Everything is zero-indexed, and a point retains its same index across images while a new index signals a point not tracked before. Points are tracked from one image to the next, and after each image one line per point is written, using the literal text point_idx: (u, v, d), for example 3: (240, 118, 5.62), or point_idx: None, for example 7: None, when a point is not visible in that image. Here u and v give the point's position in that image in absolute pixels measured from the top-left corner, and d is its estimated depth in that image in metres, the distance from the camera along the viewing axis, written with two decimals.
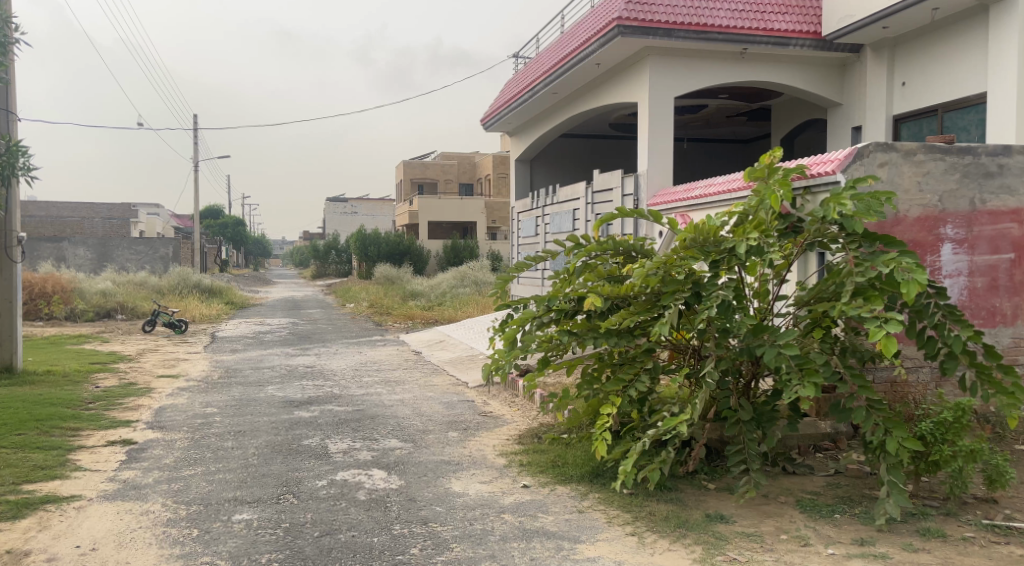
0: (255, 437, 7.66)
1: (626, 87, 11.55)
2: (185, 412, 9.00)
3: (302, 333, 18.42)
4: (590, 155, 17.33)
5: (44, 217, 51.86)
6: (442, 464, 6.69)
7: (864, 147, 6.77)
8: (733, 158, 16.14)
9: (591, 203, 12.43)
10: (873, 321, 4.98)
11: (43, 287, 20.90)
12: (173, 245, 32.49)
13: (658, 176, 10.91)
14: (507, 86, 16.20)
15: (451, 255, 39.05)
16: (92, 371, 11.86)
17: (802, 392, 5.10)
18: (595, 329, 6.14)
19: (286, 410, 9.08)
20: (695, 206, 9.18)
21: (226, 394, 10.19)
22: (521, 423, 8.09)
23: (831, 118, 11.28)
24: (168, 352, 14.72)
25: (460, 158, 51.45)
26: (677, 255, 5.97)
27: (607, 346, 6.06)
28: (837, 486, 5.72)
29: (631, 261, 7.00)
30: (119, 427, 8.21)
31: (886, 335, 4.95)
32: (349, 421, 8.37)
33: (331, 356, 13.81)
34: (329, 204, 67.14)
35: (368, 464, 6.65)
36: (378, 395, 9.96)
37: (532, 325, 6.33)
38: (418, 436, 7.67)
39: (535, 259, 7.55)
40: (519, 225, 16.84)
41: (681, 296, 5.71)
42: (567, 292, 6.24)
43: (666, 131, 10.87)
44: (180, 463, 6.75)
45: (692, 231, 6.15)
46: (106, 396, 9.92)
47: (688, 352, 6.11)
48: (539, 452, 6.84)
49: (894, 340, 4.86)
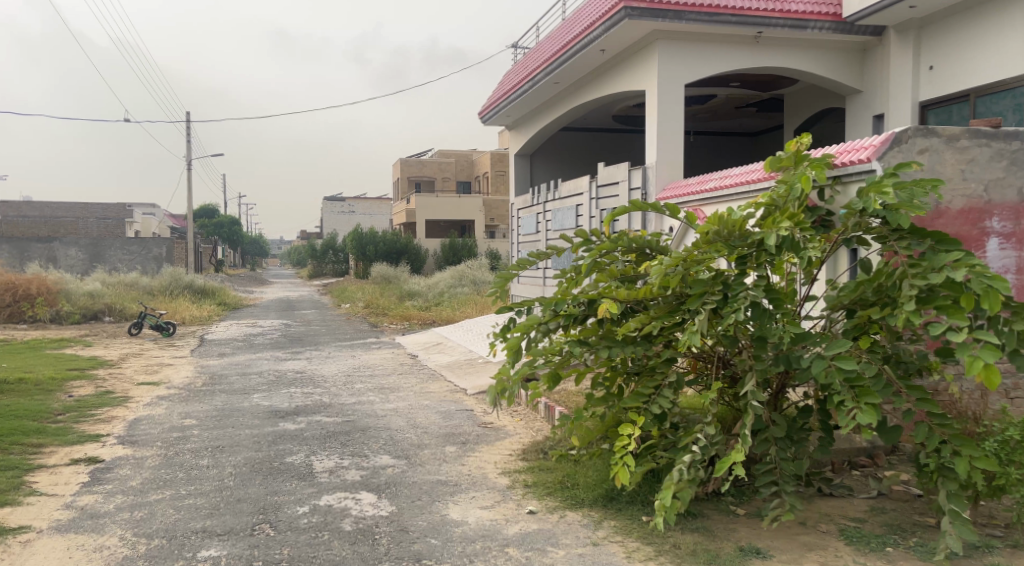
0: (234, 454, 7.00)
1: (632, 74, 10.91)
2: (161, 424, 8.34)
3: (295, 335, 17.75)
4: (593, 147, 16.73)
5: (37, 217, 51.12)
6: (438, 485, 6.04)
7: (903, 131, 6.12)
8: (741, 151, 15.50)
9: (595, 198, 11.79)
10: (969, 348, 4.45)
11: (28, 288, 20.19)
12: (167, 245, 31.82)
13: (668, 168, 10.28)
14: (506, 78, 15.58)
15: (450, 253, 38.31)
16: (68, 378, 11.20)
17: (861, 416, 4.44)
18: (612, 336, 5.53)
19: (271, 421, 8.42)
20: (710, 200, 8.59)
21: (208, 404, 9.54)
22: (525, 436, 7.45)
23: (851, 106, 10.62)
24: (152, 357, 14.06)
25: (458, 156, 50.79)
26: (700, 252, 5.33)
27: (623, 356, 5.46)
28: (882, 512, 5.07)
29: (647, 259, 6.46)
30: (87, 444, 7.54)
31: (988, 366, 4.42)
32: (338, 434, 7.71)
33: (323, 360, 13.16)
34: (326, 204, 66.42)
35: (356, 486, 6.00)
36: (370, 404, 9.29)
37: (538, 333, 5.68)
38: (412, 452, 7.01)
39: (537, 257, 6.88)
40: (518, 223, 16.20)
41: (708, 300, 5.08)
42: (577, 296, 5.59)
43: (676, 121, 10.21)
44: (148, 486, 6.10)
45: (716, 222, 5.39)
46: (79, 406, 9.25)
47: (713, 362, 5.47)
48: (545, 471, 6.20)
49: (1000, 372, 4.32)
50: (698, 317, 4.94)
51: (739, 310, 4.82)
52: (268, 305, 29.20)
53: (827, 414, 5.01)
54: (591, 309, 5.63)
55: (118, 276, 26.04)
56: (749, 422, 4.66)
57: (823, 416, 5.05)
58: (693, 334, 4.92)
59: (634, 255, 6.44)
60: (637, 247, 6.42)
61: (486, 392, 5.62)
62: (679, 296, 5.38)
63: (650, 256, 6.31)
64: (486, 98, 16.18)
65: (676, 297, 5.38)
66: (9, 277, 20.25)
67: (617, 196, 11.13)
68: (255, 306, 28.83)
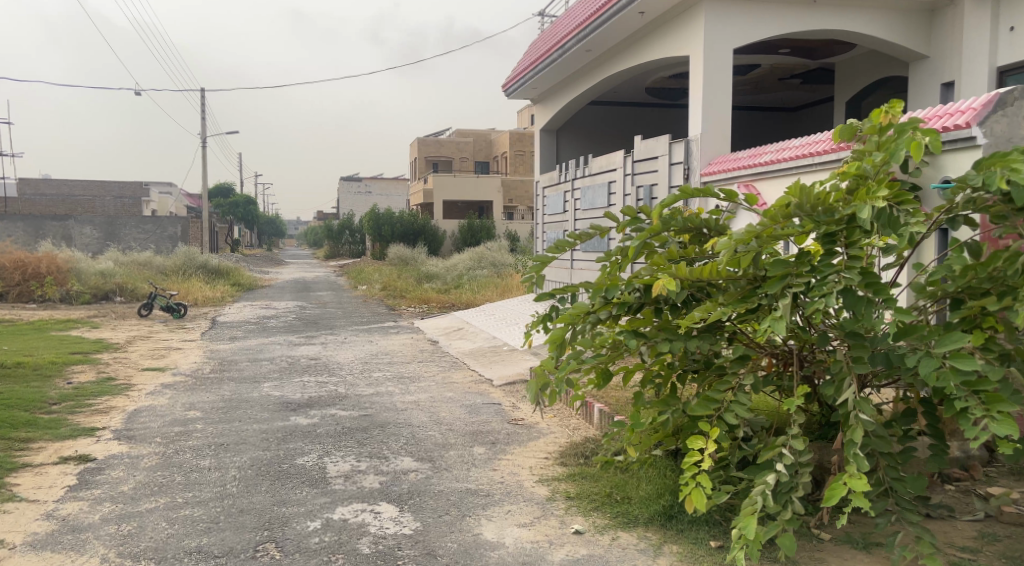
0: (240, 454, 6.29)
1: (674, 39, 10.09)
2: (162, 417, 7.66)
3: (309, 317, 17.07)
4: (624, 122, 15.86)
5: (54, 195, 50.98)
6: (467, 495, 5.30)
7: (1008, 92, 5.24)
8: (780, 129, 14.63)
9: (630, 174, 10.97)
10: None
11: (37, 267, 19.68)
12: (182, 224, 31.34)
13: (713, 141, 9.44)
14: (531, 48, 14.71)
15: (468, 235, 37.44)
16: (69, 363, 10.57)
17: (996, 429, 3.60)
18: (673, 328, 4.73)
19: (281, 414, 7.72)
20: (768, 174, 7.82)
21: (214, 393, 8.85)
22: (561, 436, 6.74)
23: (916, 74, 9.77)
24: (160, 340, 13.41)
25: (475, 136, 50.06)
26: (778, 227, 4.40)
27: (684, 352, 4.67)
28: (995, 540, 4.36)
29: (703, 241, 5.70)
30: (79, 438, 6.87)
31: None
32: (354, 431, 6.99)
33: (339, 346, 12.46)
34: (342, 184, 65.77)
35: (374, 495, 5.29)
36: (389, 396, 8.56)
37: (585, 324, 4.89)
38: (436, 455, 6.26)
39: (579, 239, 6.05)
40: (543, 201, 15.37)
41: (790, 283, 4.17)
42: (631, 282, 4.76)
43: (724, 88, 9.39)
44: (140, 492, 5.40)
45: (796, 194, 4.36)
46: (76, 395, 8.59)
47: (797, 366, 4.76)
48: (589, 480, 5.47)
49: None
50: (781, 307, 4.04)
51: (831, 298, 3.92)
52: (282, 286, 28.57)
53: (935, 417, 4.27)
54: (647, 296, 4.80)
55: (131, 255, 25.50)
56: (856, 439, 3.85)
57: (929, 417, 4.30)
58: (777, 322, 4.02)
59: (688, 236, 5.68)
60: (691, 227, 5.65)
61: (527, 391, 4.83)
62: (751, 281, 4.51)
63: (707, 239, 5.55)
64: (510, 70, 15.30)
65: (749, 280, 4.49)
66: (18, 255, 19.74)
67: (655, 171, 10.30)
68: (270, 287, 28.22)
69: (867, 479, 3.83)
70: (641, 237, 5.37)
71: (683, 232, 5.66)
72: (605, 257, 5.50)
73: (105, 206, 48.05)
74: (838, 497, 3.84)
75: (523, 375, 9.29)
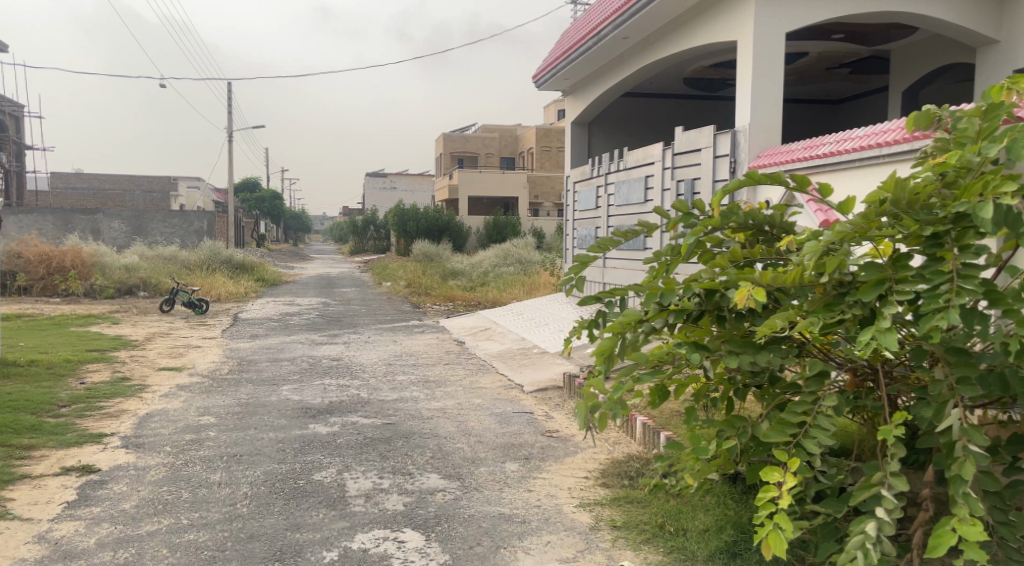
0: (253, 467, 5.82)
1: (720, 24, 9.48)
2: (174, 423, 7.20)
3: (333, 315, 16.63)
4: (660, 115, 15.26)
5: (83, 189, 51.27)
6: (501, 522, 4.78)
7: None
8: (825, 123, 13.95)
9: (671, 168, 10.39)
10: None
11: (62, 261, 19.50)
12: (208, 218, 31.15)
13: (762, 133, 8.83)
14: (563, 37, 14.14)
15: (494, 231, 36.86)
16: (84, 361, 10.17)
17: None
18: (741, 341, 4.21)
19: (299, 421, 7.25)
20: (829, 166, 7.20)
21: (231, 396, 8.39)
22: (599, 452, 6.19)
23: (982, 62, 9.11)
24: (179, 337, 13.01)
25: (502, 132, 49.56)
26: (870, 228, 3.86)
27: (753, 367, 4.15)
28: None
29: (764, 241, 5.13)
30: (84, 446, 6.42)
31: None
32: (377, 442, 6.50)
33: (362, 346, 12.00)
34: (368, 179, 65.53)
35: (398, 520, 4.78)
36: (413, 402, 8.04)
37: (640, 333, 4.40)
38: (464, 471, 5.74)
39: (625, 237, 5.45)
40: (575, 197, 14.81)
41: (892, 293, 3.66)
42: (691, 286, 4.27)
43: (775, 76, 8.77)
44: (142, 511, 4.92)
45: (892, 190, 3.85)
46: (88, 396, 8.18)
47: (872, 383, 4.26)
48: (637, 507, 4.95)
49: None
50: (886, 317, 3.52)
51: (951, 314, 3.38)
52: (306, 282, 28.26)
53: None
54: (712, 303, 4.29)
55: (156, 250, 25.30)
56: (966, 476, 3.28)
57: None
58: (884, 334, 3.51)
59: (747, 235, 5.10)
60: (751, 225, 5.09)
61: (575, 413, 4.26)
62: (836, 287, 4.01)
63: (770, 238, 4.99)
64: (542, 60, 14.75)
65: (834, 285, 3.98)
66: (42, 248, 19.53)
67: (699, 165, 9.71)
68: (294, 283, 27.91)
69: (982, 525, 3.20)
70: (697, 231, 4.81)
71: (736, 231, 5.12)
72: (651, 257, 4.95)
73: (134, 199, 48.16)
74: (946, 547, 3.19)
75: (556, 381, 8.73)
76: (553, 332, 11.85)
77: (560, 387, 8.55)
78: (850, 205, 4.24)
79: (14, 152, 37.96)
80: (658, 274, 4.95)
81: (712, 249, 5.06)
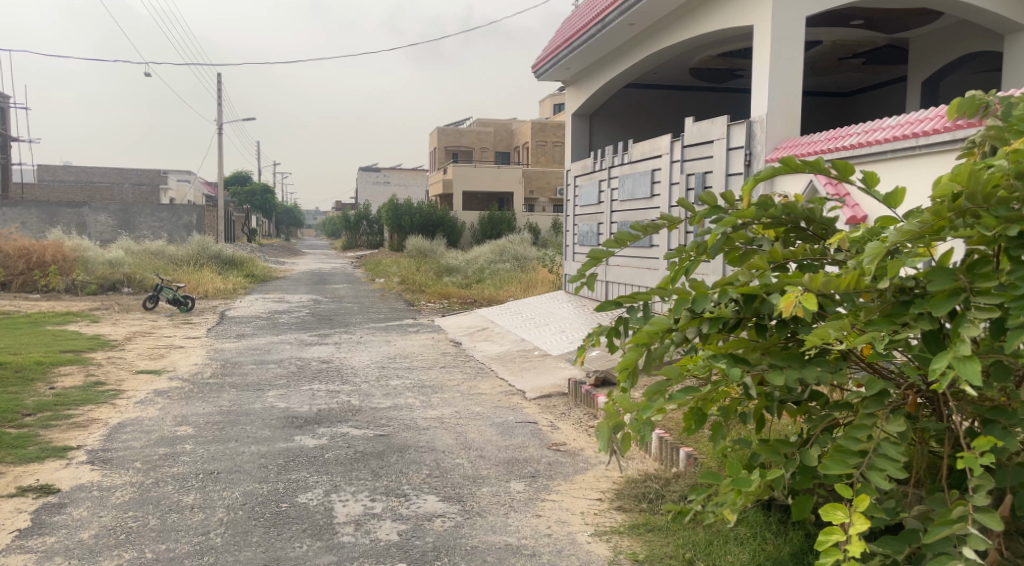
0: (230, 487, 5.26)
1: (735, 8, 8.95)
2: (148, 434, 6.63)
3: (323, 313, 16.04)
4: (664, 108, 14.75)
5: (71, 182, 50.52)
6: (508, 557, 4.23)
7: None
8: (834, 116, 13.44)
9: (680, 160, 9.85)
10: None
11: (42, 256, 18.86)
12: (197, 212, 30.47)
13: (782, 123, 8.29)
14: (564, 25, 13.59)
15: (489, 227, 36.27)
16: (57, 363, 9.57)
17: None
18: (785, 356, 3.68)
19: (284, 432, 6.69)
20: (861, 158, 6.68)
21: (211, 403, 7.81)
22: (611, 469, 5.67)
23: (1009, 49, 8.61)
24: (161, 337, 12.39)
25: (496, 126, 48.97)
26: (936, 226, 3.31)
27: (799, 383, 3.62)
28: None
29: (796, 238, 4.58)
30: (46, 462, 5.85)
31: None
32: (369, 457, 5.95)
33: (354, 347, 11.43)
34: (361, 174, 64.84)
35: (391, 554, 4.23)
36: (408, 411, 7.48)
37: (670, 345, 3.88)
38: (465, 493, 5.19)
39: (644, 232, 4.77)
40: (576, 191, 14.26)
41: (971, 306, 3.09)
42: (726, 291, 3.73)
43: (795, 63, 8.23)
44: (101, 542, 4.35)
45: (963, 182, 3.28)
46: (56, 403, 7.59)
47: (926, 401, 3.75)
48: (659, 536, 4.40)
49: None
50: (969, 334, 2.97)
51: None
52: (297, 278, 27.64)
53: None
54: (751, 311, 3.76)
55: (143, 245, 24.65)
56: None
57: None
58: (963, 362, 2.93)
59: (778, 231, 4.54)
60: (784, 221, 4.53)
61: (596, 437, 3.62)
62: (898, 293, 3.44)
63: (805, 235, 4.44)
64: (543, 49, 14.21)
65: (893, 291, 3.43)
66: (22, 243, 18.88)
67: (711, 158, 9.17)
68: (284, 279, 27.30)
69: None
70: (725, 228, 4.24)
71: (765, 226, 4.52)
72: (669, 256, 4.35)
73: (122, 193, 47.36)
74: None
75: (559, 387, 8.19)
76: (555, 332, 11.31)
77: (565, 394, 8.02)
78: (898, 198, 3.67)
79: None
80: (679, 273, 4.40)
81: (739, 246, 4.47)
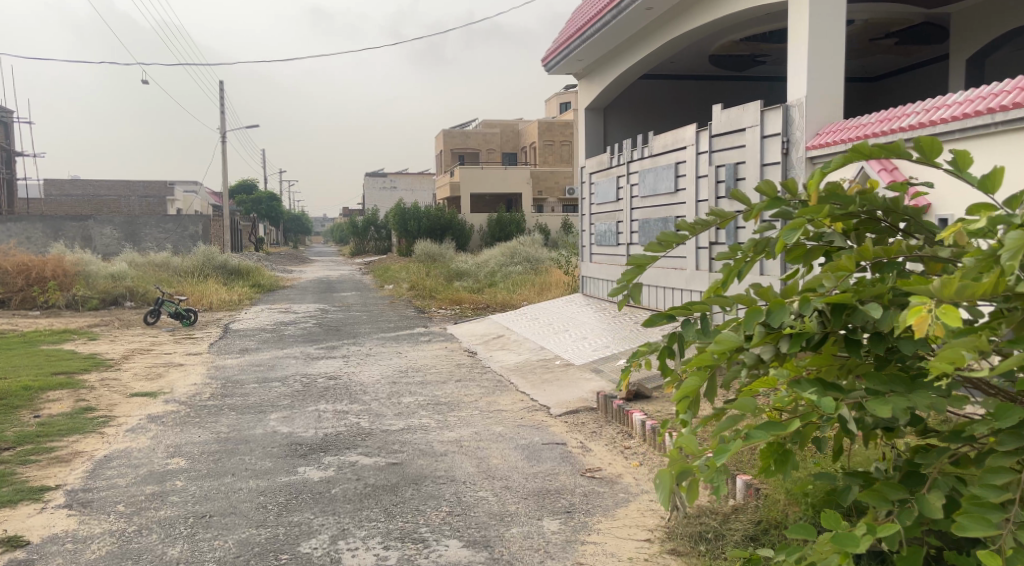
0: (221, 535, 4.58)
1: None
2: (136, 469, 5.97)
3: (331, 324, 15.39)
4: (682, 99, 14.07)
5: (77, 196, 50.17)
6: None
7: None
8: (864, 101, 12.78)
9: (708, 151, 9.16)
10: None
11: (42, 271, 18.26)
12: (202, 222, 29.84)
13: (822, 107, 7.57)
14: (576, 15, 12.92)
15: (498, 229, 35.59)
16: (46, 387, 8.93)
17: None
18: (889, 383, 2.93)
19: (288, 462, 6.04)
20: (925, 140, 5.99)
21: (208, 430, 7.15)
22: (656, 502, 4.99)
23: None
24: (160, 355, 11.75)
25: (503, 127, 48.35)
26: None
27: (908, 415, 2.86)
28: None
29: (873, 233, 3.76)
30: (19, 507, 5.19)
31: None
32: (381, 492, 5.28)
33: (363, 360, 10.76)
34: (368, 179, 64.34)
35: None
36: (423, 433, 6.80)
37: (744, 371, 3.19)
38: (492, 536, 4.50)
39: (692, 231, 3.98)
40: (591, 189, 13.57)
41: None
42: (812, 302, 2.99)
43: (835, 40, 7.53)
44: None
45: None
46: (38, 434, 6.93)
47: None
48: None
49: None
50: None
51: None
52: (305, 287, 27.03)
53: None
54: (840, 325, 3.03)
55: (147, 257, 24.05)
56: None
57: None
58: None
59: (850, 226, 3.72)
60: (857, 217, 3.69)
61: (656, 489, 2.84)
62: None
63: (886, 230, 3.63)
64: (552, 41, 13.56)
65: None
66: (21, 259, 18.28)
67: (743, 147, 8.47)
68: (292, 288, 26.67)
69: None
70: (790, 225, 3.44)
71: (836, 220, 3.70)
72: (721, 259, 3.59)
73: (129, 205, 46.87)
74: None
75: (587, 402, 7.50)
76: (576, 339, 10.63)
77: (593, 409, 7.34)
78: (1001, 176, 2.86)
79: (3, 160, 36.67)
80: (736, 278, 3.66)
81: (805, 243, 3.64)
